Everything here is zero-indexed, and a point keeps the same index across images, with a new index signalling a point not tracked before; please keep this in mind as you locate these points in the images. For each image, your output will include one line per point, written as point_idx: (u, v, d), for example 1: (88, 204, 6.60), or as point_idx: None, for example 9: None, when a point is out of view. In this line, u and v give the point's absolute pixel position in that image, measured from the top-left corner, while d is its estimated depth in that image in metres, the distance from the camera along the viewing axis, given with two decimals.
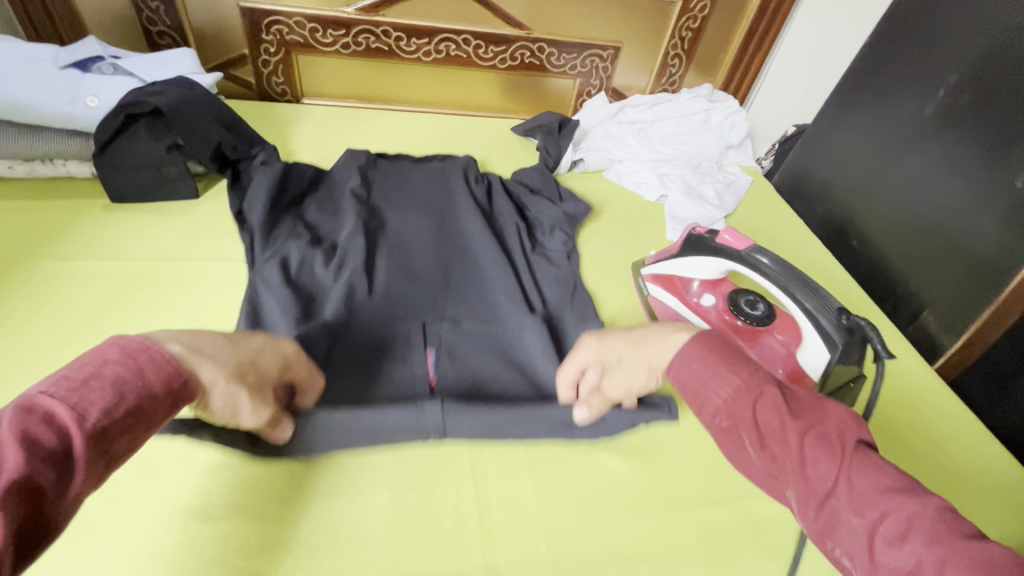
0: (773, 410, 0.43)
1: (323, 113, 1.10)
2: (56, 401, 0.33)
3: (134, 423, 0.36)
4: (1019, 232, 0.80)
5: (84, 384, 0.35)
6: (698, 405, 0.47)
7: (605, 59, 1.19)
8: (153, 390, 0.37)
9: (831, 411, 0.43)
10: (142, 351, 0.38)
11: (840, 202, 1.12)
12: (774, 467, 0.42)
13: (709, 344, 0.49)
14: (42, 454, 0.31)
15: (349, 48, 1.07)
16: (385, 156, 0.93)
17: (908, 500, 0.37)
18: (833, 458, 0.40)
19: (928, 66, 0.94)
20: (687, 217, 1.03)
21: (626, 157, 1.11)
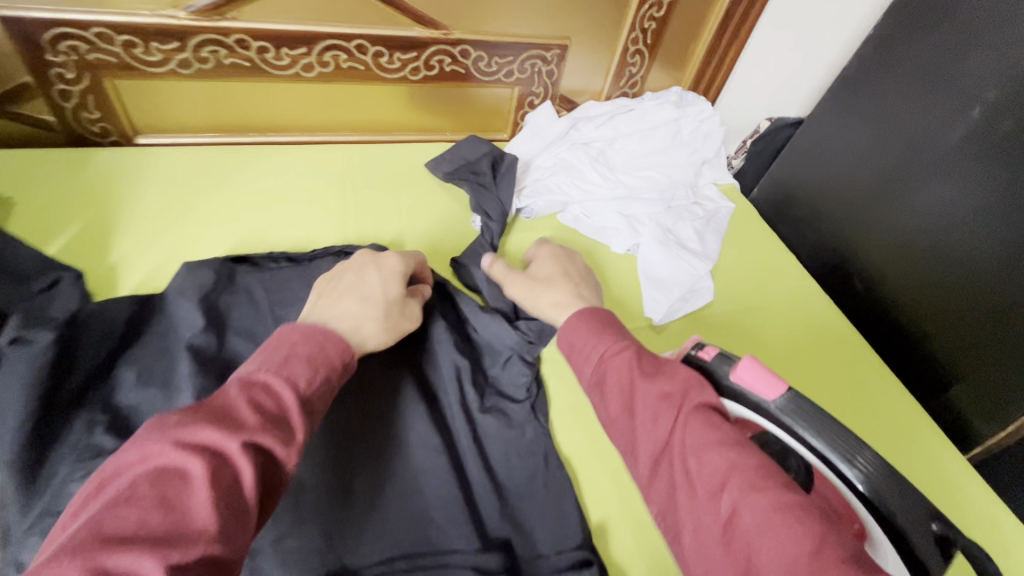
0: (627, 372, 0.44)
1: (166, 160, 0.79)
2: (268, 374, 0.39)
3: (330, 387, 0.43)
4: None
5: (286, 359, 0.41)
6: (576, 370, 0.49)
7: (548, 62, 0.92)
8: (336, 362, 0.43)
9: (682, 373, 0.44)
10: (319, 330, 0.45)
11: (838, 234, 0.92)
12: (626, 426, 0.43)
13: (593, 313, 0.51)
14: (266, 415, 0.37)
15: (190, 67, 0.75)
16: (249, 260, 0.66)
17: (732, 451, 0.37)
18: (671, 413, 0.41)
19: (958, 78, 0.74)
20: (666, 276, 0.81)
21: (583, 194, 0.87)
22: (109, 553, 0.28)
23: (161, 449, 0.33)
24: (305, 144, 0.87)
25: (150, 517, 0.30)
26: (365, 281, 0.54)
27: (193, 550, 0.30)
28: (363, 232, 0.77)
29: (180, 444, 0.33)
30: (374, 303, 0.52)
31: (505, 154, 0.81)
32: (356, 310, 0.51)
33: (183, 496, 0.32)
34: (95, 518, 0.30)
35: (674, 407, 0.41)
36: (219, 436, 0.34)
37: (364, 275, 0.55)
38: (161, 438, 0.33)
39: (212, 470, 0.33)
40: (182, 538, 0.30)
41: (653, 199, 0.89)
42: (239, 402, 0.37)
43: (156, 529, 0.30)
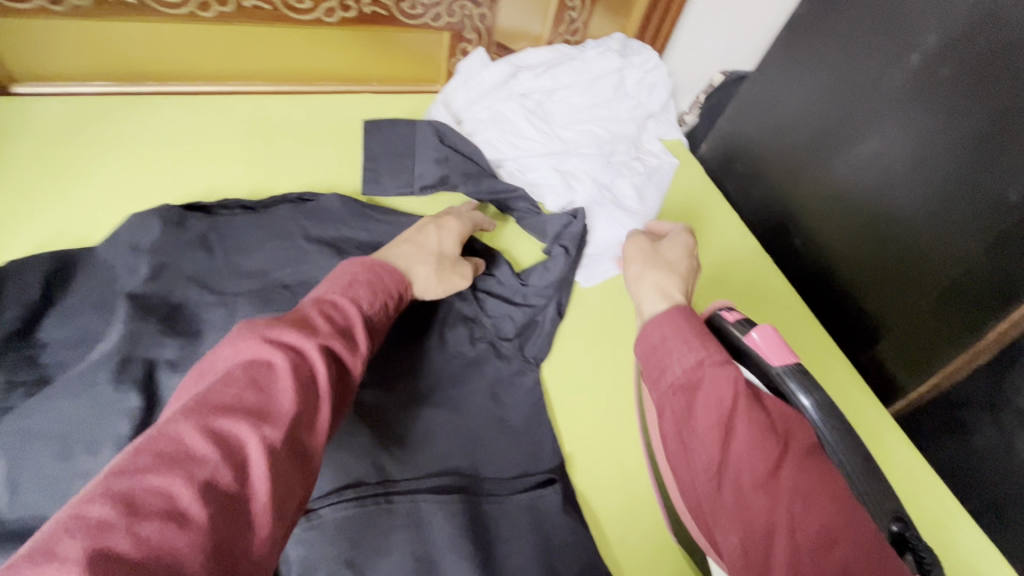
0: (730, 389, 0.39)
1: (51, 113, 0.71)
2: (337, 296, 0.44)
3: (381, 312, 0.48)
4: (1007, 260, 0.62)
5: (350, 285, 0.46)
6: (654, 371, 0.43)
7: (479, 4, 0.85)
8: (388, 290, 0.49)
9: (784, 410, 0.40)
10: (376, 263, 0.50)
11: (781, 195, 0.90)
12: (704, 443, 0.38)
13: (688, 314, 0.45)
14: (336, 328, 0.42)
15: (60, 4, 0.66)
16: (203, 207, 0.63)
17: (841, 516, 0.34)
18: (774, 451, 0.36)
19: (900, 20, 0.70)
20: (600, 236, 0.76)
21: (518, 149, 0.82)
22: (215, 418, 0.33)
23: (254, 345, 0.37)
24: (212, 94, 0.79)
25: (247, 395, 0.34)
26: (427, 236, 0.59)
27: (280, 429, 0.34)
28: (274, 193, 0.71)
29: (269, 341, 0.38)
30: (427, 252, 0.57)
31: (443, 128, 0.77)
32: (410, 254, 0.56)
33: (272, 381, 0.36)
34: (201, 394, 0.34)
35: (775, 438, 0.37)
36: (299, 335, 0.39)
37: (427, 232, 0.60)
38: (252, 335, 0.38)
39: (295, 364, 0.37)
40: (269, 417, 0.34)
41: (591, 154, 0.85)
42: (314, 313, 0.42)
43: (251, 404, 0.34)
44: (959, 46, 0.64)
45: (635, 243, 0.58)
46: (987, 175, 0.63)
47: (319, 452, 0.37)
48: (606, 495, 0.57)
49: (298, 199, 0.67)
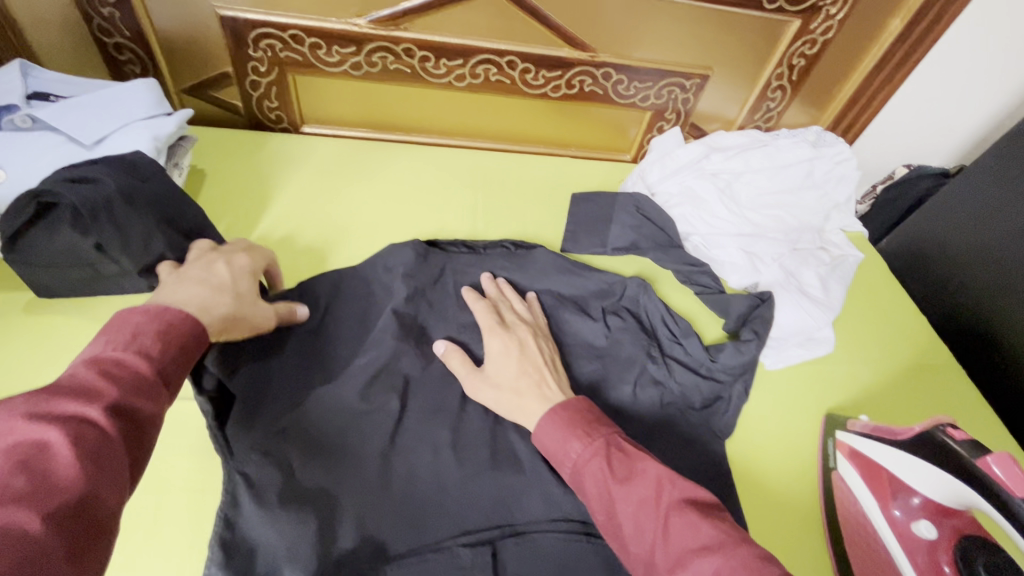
0: (601, 478, 0.48)
1: (325, 150, 0.87)
2: (114, 347, 0.39)
3: (183, 357, 0.43)
4: None
5: (134, 336, 0.40)
6: (557, 466, 0.52)
7: (686, 90, 0.92)
8: (183, 331, 0.44)
9: (652, 470, 0.47)
10: (161, 308, 0.44)
11: (988, 310, 0.86)
12: (608, 523, 0.47)
13: (566, 408, 0.53)
14: (122, 385, 0.38)
15: (360, 70, 0.83)
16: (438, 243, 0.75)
17: (715, 557, 0.41)
18: (651, 516, 0.45)
19: None
20: (784, 322, 0.77)
21: (706, 226, 0.86)
22: None
23: (13, 424, 0.33)
24: (443, 146, 0.93)
25: (13, 482, 0.30)
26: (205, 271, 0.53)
27: (84, 496, 0.33)
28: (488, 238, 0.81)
29: (32, 415, 0.33)
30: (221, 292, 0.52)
31: (645, 199, 0.81)
32: (201, 296, 0.50)
33: (49, 462, 0.32)
34: None
35: (653, 507, 0.45)
36: (73, 405, 0.35)
37: (209, 269, 0.54)
38: (11, 415, 0.33)
39: (74, 436, 0.34)
40: (55, 497, 0.31)
41: (777, 240, 0.87)
42: (90, 374, 0.37)
43: (23, 490, 0.30)
44: None
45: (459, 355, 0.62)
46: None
47: (114, 522, 0.34)
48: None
49: (516, 247, 0.77)
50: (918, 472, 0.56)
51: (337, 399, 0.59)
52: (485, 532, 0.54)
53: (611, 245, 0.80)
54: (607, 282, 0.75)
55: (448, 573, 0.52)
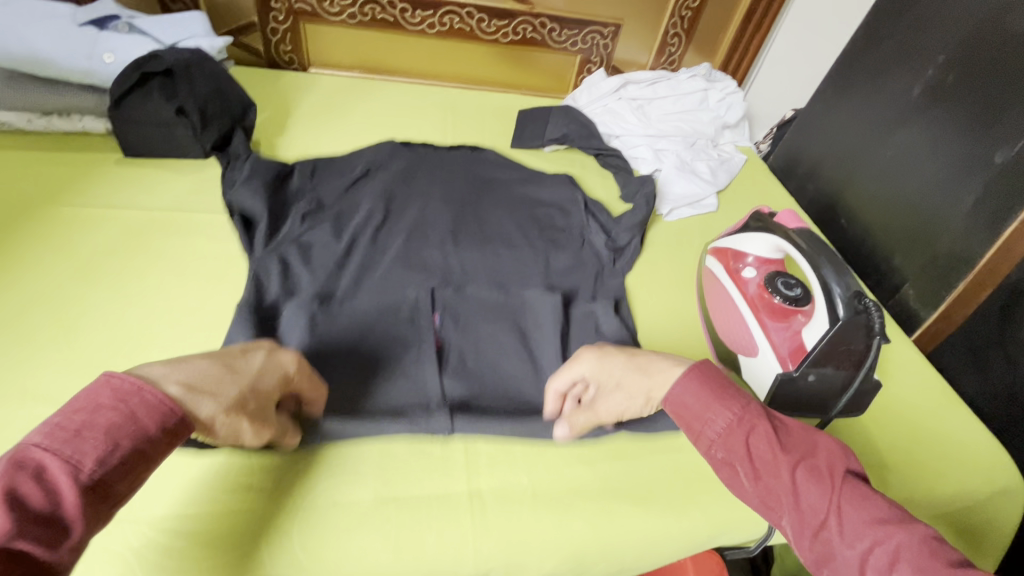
0: (766, 445, 0.46)
1: (327, 82, 1.13)
2: (47, 454, 0.35)
3: (134, 465, 0.38)
4: (984, 217, 0.83)
5: (76, 435, 0.36)
6: (695, 434, 0.49)
7: (605, 37, 1.21)
8: (148, 432, 0.39)
9: (821, 445, 0.47)
10: (125, 390, 0.39)
11: (835, 189, 1.11)
12: (768, 498, 0.45)
13: (704, 372, 0.51)
14: (31, 514, 0.33)
15: (355, 18, 1.10)
16: (408, 143, 0.97)
17: (895, 529, 0.41)
18: (824, 489, 0.44)
19: (914, 48, 0.95)
20: (677, 192, 1.04)
21: (623, 132, 1.14)
22: None
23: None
24: (419, 84, 1.20)
25: None
26: (239, 362, 0.49)
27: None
28: (454, 139, 1.07)
29: None
30: (233, 380, 0.46)
31: (571, 108, 1.09)
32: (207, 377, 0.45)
33: None
34: None
35: (822, 481, 0.45)
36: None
37: (249, 357, 0.50)
38: None
39: None
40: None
41: (677, 141, 1.14)
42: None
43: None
44: (960, 60, 0.88)
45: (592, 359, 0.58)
46: (1004, 137, 0.81)
47: None
48: (667, 319, 0.82)
49: (470, 149, 0.98)
50: (749, 238, 0.78)
51: (321, 218, 0.80)
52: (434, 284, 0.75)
53: (547, 139, 1.06)
54: (530, 173, 0.96)
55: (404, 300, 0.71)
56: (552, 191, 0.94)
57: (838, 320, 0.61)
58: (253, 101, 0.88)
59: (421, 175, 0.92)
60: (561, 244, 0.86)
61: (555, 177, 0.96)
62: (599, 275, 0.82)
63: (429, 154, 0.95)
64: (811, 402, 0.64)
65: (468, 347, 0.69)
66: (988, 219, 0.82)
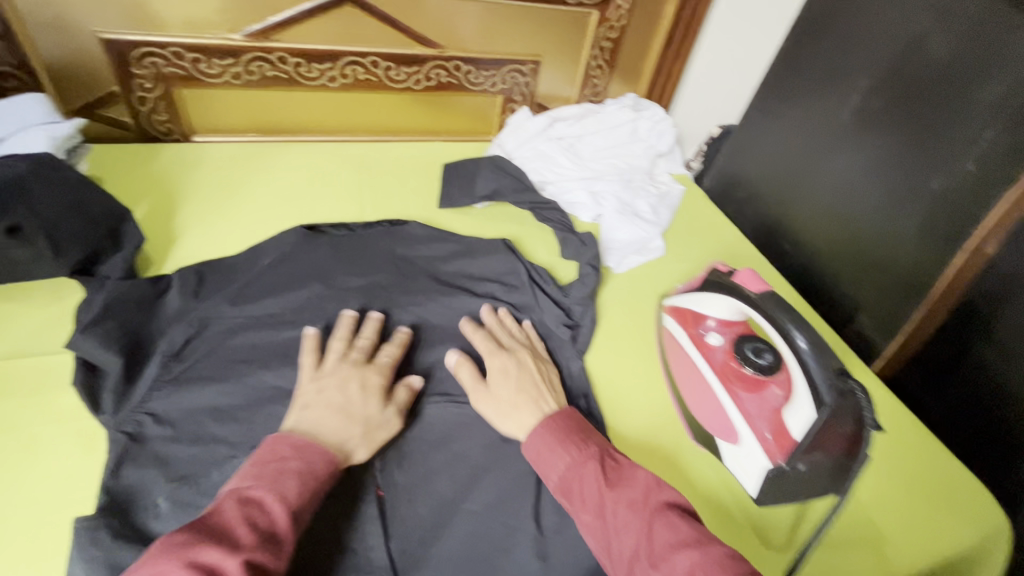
0: (593, 481, 0.54)
1: (217, 153, 0.98)
2: (264, 491, 0.47)
3: (315, 497, 0.50)
4: (932, 244, 0.81)
5: (278, 476, 0.49)
6: (544, 477, 0.57)
7: (525, 75, 1.13)
8: (319, 472, 0.51)
9: (641, 477, 0.54)
10: (303, 444, 0.53)
11: (775, 214, 1.09)
12: (599, 533, 0.52)
13: (559, 420, 0.60)
14: (259, 534, 0.45)
15: (240, 79, 0.96)
16: (319, 227, 0.85)
17: (693, 551, 0.46)
18: (637, 516, 0.50)
19: (837, 73, 0.94)
20: (621, 239, 0.98)
21: (557, 177, 1.07)
22: None
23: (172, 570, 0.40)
24: (327, 142, 1.07)
25: None
26: (340, 392, 0.60)
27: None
28: (374, 207, 0.95)
29: (187, 565, 0.40)
30: (353, 419, 0.58)
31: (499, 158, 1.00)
32: (336, 426, 0.57)
33: None
34: None
35: (638, 508, 0.51)
36: (219, 553, 0.41)
37: (345, 390, 0.60)
38: (171, 559, 0.40)
39: None
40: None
41: (614, 180, 1.08)
42: (236, 519, 0.45)
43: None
44: (887, 86, 0.86)
45: (502, 357, 0.69)
46: (936, 165, 0.80)
47: None
48: (633, 396, 0.74)
49: (391, 225, 0.88)
50: (710, 301, 0.72)
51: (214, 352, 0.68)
52: None
53: (477, 197, 0.96)
54: (464, 244, 0.88)
55: None
56: (488, 264, 0.86)
57: (824, 406, 0.57)
58: (124, 207, 0.73)
59: (335, 268, 0.80)
60: None
61: (492, 246, 0.87)
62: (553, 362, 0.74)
63: (342, 246, 0.83)
64: (803, 495, 0.60)
65: (416, 485, 0.61)
66: (936, 248, 0.81)
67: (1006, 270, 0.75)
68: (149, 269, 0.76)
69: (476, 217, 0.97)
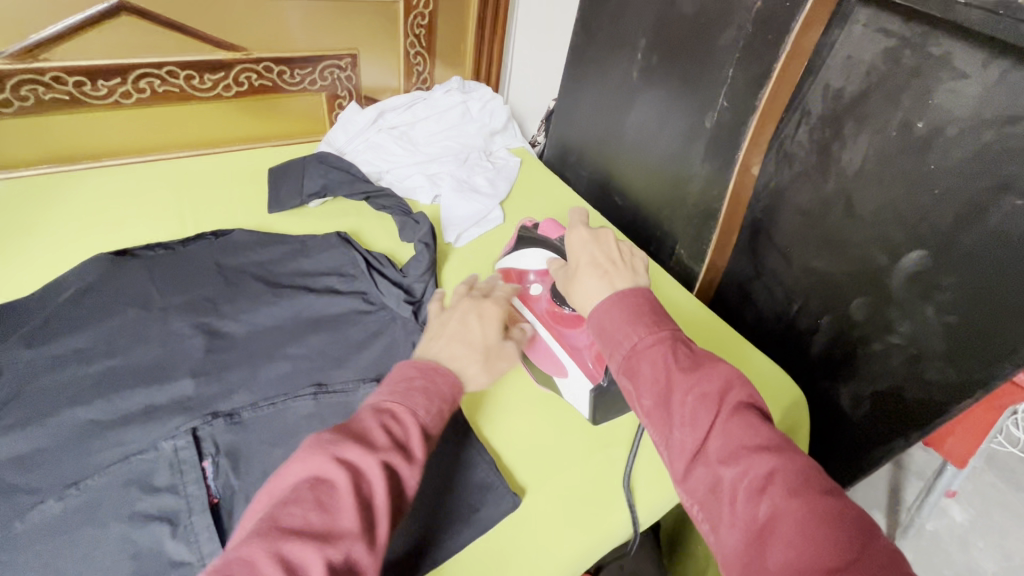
0: (664, 365, 0.49)
1: (0, 192, 0.89)
2: (397, 401, 0.50)
3: (440, 415, 0.52)
4: (716, 175, 0.93)
5: (409, 391, 0.52)
6: (607, 352, 0.54)
7: (344, 69, 1.13)
8: (445, 392, 0.53)
9: (721, 372, 0.49)
10: (429, 367, 0.55)
11: (602, 171, 1.19)
12: (660, 420, 0.49)
13: (627, 296, 0.55)
14: (395, 440, 0.47)
15: (11, 106, 0.87)
16: (129, 251, 0.80)
17: (772, 457, 0.44)
18: (710, 413, 0.47)
19: (622, 35, 1.04)
20: (460, 214, 1.02)
21: (392, 166, 1.09)
22: (284, 543, 0.38)
23: (323, 463, 0.43)
24: (137, 163, 1.01)
25: (311, 518, 0.40)
26: (463, 324, 0.63)
27: (344, 548, 0.39)
28: (196, 223, 0.91)
29: (333, 459, 0.43)
30: (475, 347, 0.61)
31: (327, 154, 1.00)
32: (460, 353, 0.59)
33: (334, 502, 0.41)
34: (273, 514, 0.40)
35: (714, 405, 0.47)
36: (360, 452, 0.44)
37: (468, 321, 0.63)
38: (321, 454, 0.43)
39: (351, 482, 0.42)
40: (333, 537, 0.39)
41: (449, 161, 1.12)
42: (374, 423, 0.47)
43: (318, 526, 0.40)
44: (657, 43, 0.97)
45: (580, 235, 0.65)
46: (703, 104, 0.92)
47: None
48: None
49: (214, 236, 0.85)
50: (524, 255, 0.80)
51: (5, 398, 0.62)
52: (201, 417, 0.64)
53: (307, 195, 0.95)
54: (297, 242, 0.86)
55: (161, 466, 0.59)
56: (324, 258, 0.86)
57: None
58: None
59: (150, 289, 0.76)
60: (347, 320, 0.78)
61: (325, 240, 0.87)
62: (395, 339, 0.76)
63: (159, 267, 0.79)
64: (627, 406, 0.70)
65: (256, 485, 0.60)
66: (718, 177, 0.93)
67: (767, 185, 0.88)
68: None
69: (312, 216, 0.97)
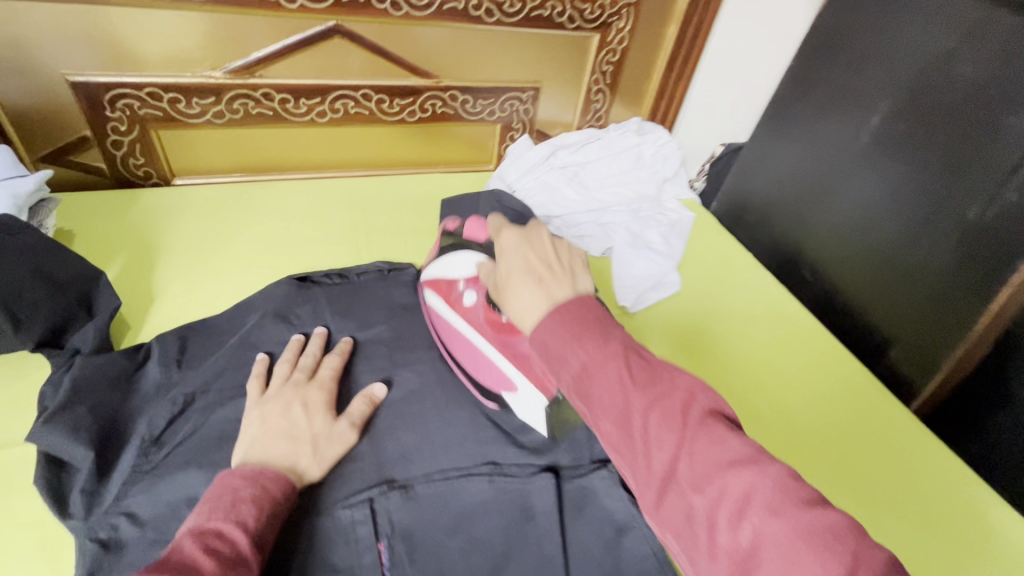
0: (619, 381, 0.40)
1: (198, 196, 0.91)
2: (219, 521, 0.44)
3: (275, 520, 0.47)
4: (971, 278, 0.76)
5: (233, 505, 0.46)
6: (558, 374, 0.43)
7: (524, 102, 1.09)
8: (277, 496, 0.49)
9: (681, 381, 0.41)
10: (256, 471, 0.50)
11: (791, 240, 1.04)
12: (623, 450, 0.40)
13: (575, 304, 0.44)
14: (224, 560, 0.41)
15: (222, 117, 0.89)
16: (312, 278, 0.78)
17: (748, 472, 0.35)
18: (673, 434, 0.38)
19: (856, 93, 0.89)
20: (636, 275, 0.92)
21: (564, 211, 1.01)
22: None
23: None
24: (317, 178, 1.01)
25: None
26: (284, 416, 0.57)
27: None
28: (370, 251, 0.89)
29: None
30: (300, 441, 0.55)
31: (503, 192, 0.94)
32: (283, 449, 0.54)
33: None
34: None
35: (678, 422, 0.38)
36: None
37: (289, 413, 0.57)
38: None
39: None
40: None
41: (622, 211, 1.04)
42: (190, 554, 0.40)
43: None
44: (907, 109, 0.82)
45: (510, 232, 0.53)
46: (970, 192, 0.75)
47: None
48: None
49: (388, 268, 0.83)
50: (453, 261, 0.72)
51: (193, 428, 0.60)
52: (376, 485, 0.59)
53: None
54: None
55: (337, 540, 0.55)
56: None
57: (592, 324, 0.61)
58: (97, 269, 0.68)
59: (330, 324, 0.73)
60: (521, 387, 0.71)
61: None
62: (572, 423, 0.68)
63: (338, 298, 0.76)
64: None
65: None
66: (972, 280, 0.76)
67: None
68: (126, 337, 0.69)
69: None
